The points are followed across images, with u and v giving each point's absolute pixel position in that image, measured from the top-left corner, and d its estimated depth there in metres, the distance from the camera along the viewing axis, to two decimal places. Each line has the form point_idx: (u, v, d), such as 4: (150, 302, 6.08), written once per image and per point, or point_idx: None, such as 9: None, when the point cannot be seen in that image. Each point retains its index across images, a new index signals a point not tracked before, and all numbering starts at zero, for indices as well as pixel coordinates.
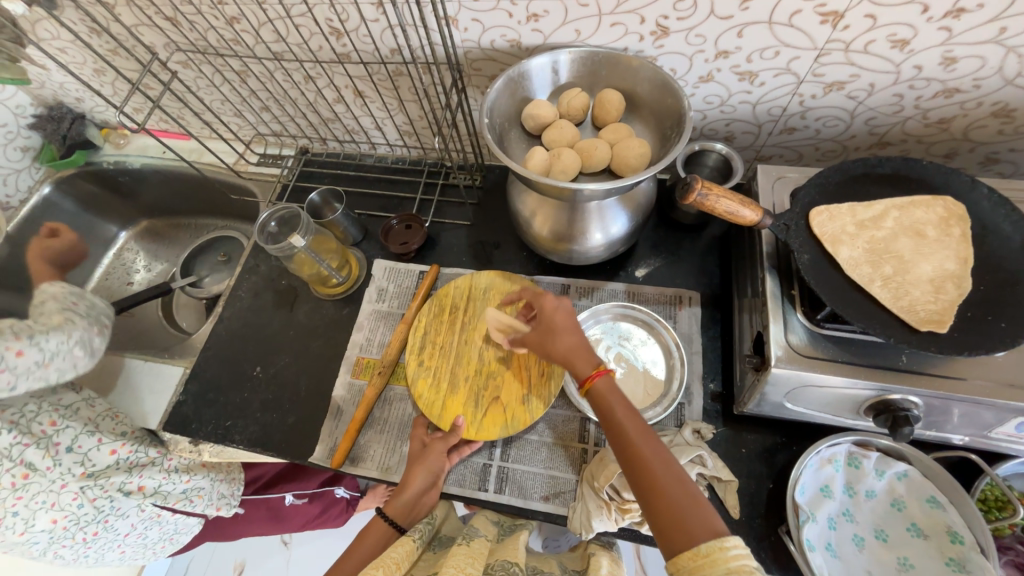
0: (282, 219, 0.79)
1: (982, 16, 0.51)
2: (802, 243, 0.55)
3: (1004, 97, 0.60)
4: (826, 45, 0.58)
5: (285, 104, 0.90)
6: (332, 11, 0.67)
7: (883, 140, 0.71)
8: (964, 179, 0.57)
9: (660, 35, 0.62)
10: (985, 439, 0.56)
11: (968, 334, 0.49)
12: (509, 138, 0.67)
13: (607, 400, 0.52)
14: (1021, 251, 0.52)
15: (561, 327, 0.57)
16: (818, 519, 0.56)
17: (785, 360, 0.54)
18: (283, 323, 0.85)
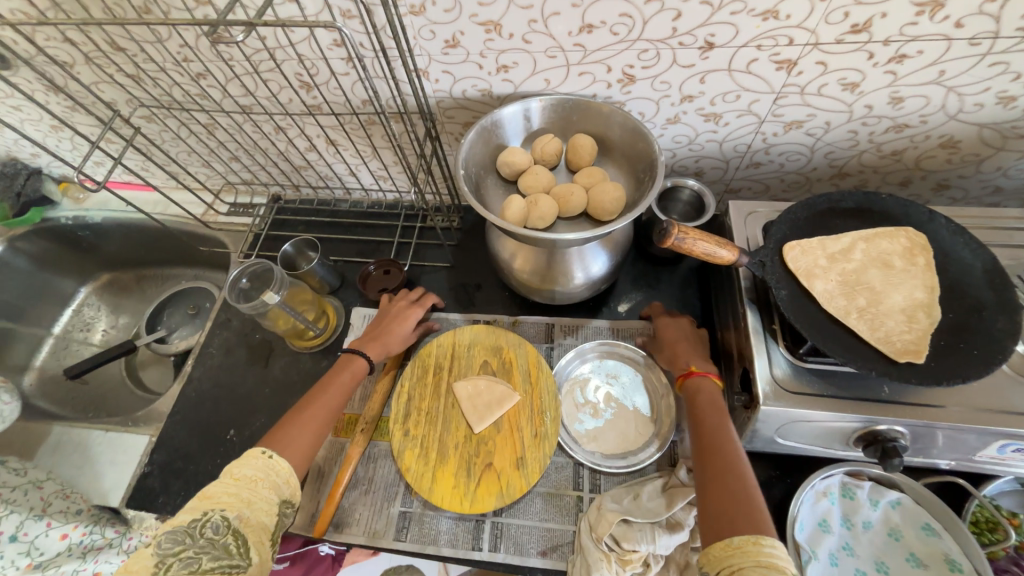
0: (253, 274, 0.75)
1: (922, 61, 0.55)
2: (778, 279, 0.56)
3: (949, 130, 0.64)
4: (783, 89, 0.61)
5: (255, 153, 0.89)
6: (302, 67, 0.67)
7: (843, 171, 0.74)
8: (922, 210, 0.59)
9: (627, 82, 0.64)
10: (969, 462, 0.57)
11: (945, 363, 0.50)
12: (485, 185, 0.67)
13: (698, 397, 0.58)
14: (982, 277, 0.54)
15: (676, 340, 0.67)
16: (820, 557, 0.55)
17: (772, 397, 0.54)
18: (258, 380, 0.81)
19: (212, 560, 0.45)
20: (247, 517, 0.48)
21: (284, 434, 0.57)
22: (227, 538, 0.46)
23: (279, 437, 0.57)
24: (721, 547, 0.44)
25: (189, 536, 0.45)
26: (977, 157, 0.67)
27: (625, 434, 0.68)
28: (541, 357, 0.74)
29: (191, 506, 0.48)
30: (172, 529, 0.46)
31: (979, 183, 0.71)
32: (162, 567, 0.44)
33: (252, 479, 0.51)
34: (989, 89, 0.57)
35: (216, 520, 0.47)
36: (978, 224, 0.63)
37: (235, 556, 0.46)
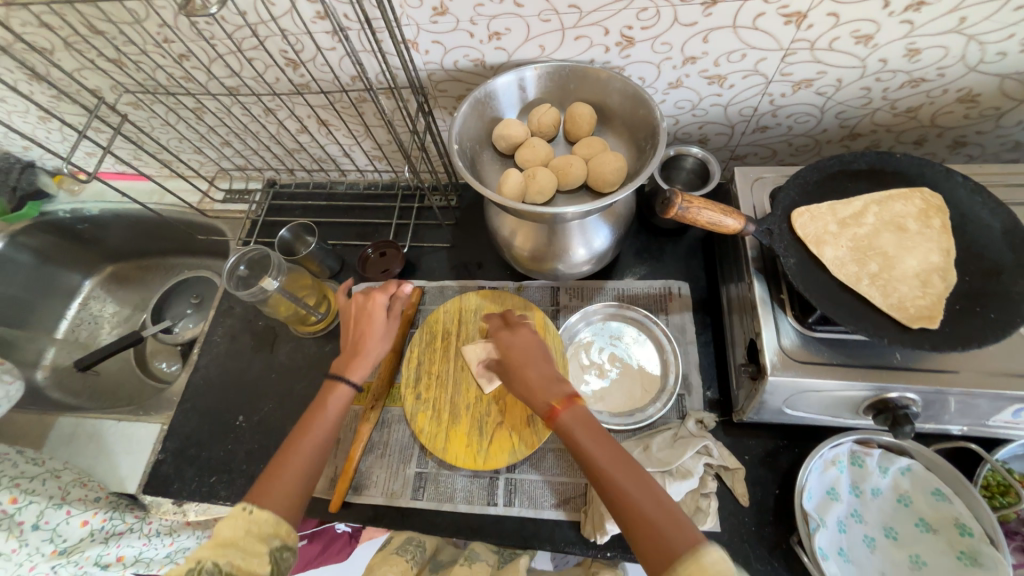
0: (251, 261, 0.75)
1: (942, 7, 0.51)
2: (786, 247, 0.54)
3: (968, 83, 0.60)
4: (791, 45, 0.58)
5: (246, 137, 0.87)
6: (286, 43, 0.64)
7: (854, 131, 0.71)
8: (938, 169, 0.57)
9: (626, 45, 0.60)
10: (982, 427, 0.56)
11: (960, 328, 0.48)
12: (481, 160, 0.65)
13: (570, 432, 0.48)
14: (1001, 237, 0.52)
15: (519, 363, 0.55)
16: (828, 525, 0.55)
17: (780, 367, 0.53)
18: (263, 366, 0.81)
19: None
20: (240, 562, 0.43)
21: (265, 481, 0.49)
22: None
23: (263, 497, 0.48)
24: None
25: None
26: (997, 111, 0.64)
27: (635, 391, 0.68)
28: (548, 319, 0.73)
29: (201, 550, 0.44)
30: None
31: (998, 139, 0.68)
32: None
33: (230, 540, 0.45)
34: (1014, 35, 0.54)
35: (211, 568, 0.42)
36: (997, 181, 0.61)
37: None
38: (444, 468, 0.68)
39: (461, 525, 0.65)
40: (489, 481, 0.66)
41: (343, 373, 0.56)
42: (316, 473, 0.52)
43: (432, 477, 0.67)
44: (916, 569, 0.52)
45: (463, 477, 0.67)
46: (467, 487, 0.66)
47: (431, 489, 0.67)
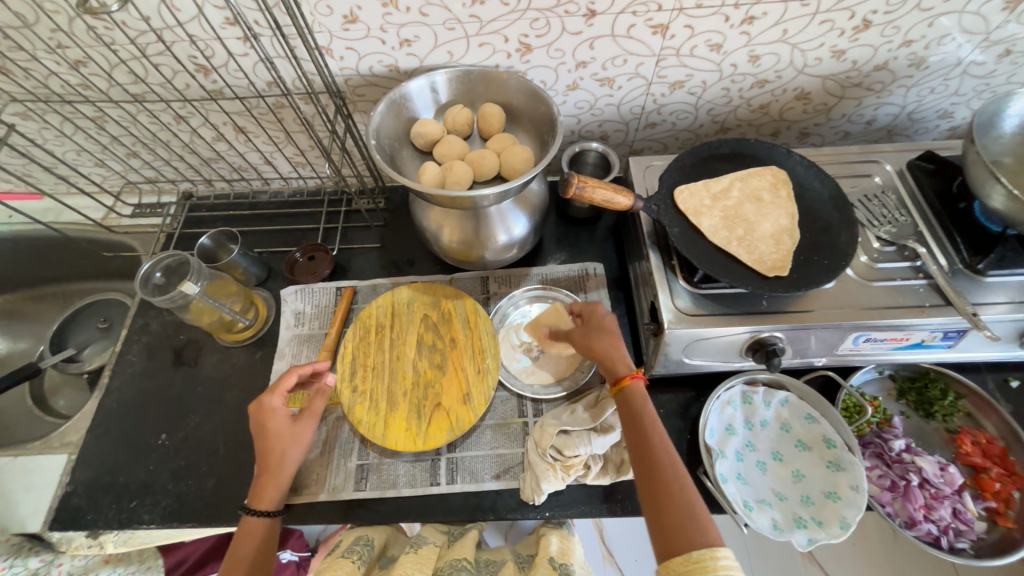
0: (167, 268, 0.73)
1: (768, 21, 0.64)
2: (671, 219, 0.64)
3: (800, 84, 0.75)
4: (661, 51, 0.68)
5: (156, 147, 0.84)
6: (195, 48, 0.65)
7: (724, 126, 0.84)
8: (781, 151, 0.69)
9: (525, 51, 0.68)
10: (837, 357, 0.68)
11: (803, 274, 0.60)
12: (402, 157, 0.70)
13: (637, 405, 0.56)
14: (830, 201, 0.65)
15: (607, 329, 0.62)
16: (728, 455, 0.64)
17: (674, 321, 0.62)
18: (186, 380, 0.77)
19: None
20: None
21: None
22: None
23: None
24: (680, 560, 0.45)
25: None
26: (826, 106, 0.79)
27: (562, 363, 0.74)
28: (479, 306, 0.78)
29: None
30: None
31: (831, 129, 0.84)
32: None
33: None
34: (824, 44, 0.68)
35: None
36: (830, 160, 0.75)
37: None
38: (386, 457, 0.69)
39: (407, 508, 0.66)
40: (431, 464, 0.68)
41: (256, 500, 0.58)
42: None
43: (374, 467, 0.68)
44: (797, 482, 0.62)
45: (405, 463, 0.69)
46: (410, 472, 0.68)
47: (374, 479, 0.68)
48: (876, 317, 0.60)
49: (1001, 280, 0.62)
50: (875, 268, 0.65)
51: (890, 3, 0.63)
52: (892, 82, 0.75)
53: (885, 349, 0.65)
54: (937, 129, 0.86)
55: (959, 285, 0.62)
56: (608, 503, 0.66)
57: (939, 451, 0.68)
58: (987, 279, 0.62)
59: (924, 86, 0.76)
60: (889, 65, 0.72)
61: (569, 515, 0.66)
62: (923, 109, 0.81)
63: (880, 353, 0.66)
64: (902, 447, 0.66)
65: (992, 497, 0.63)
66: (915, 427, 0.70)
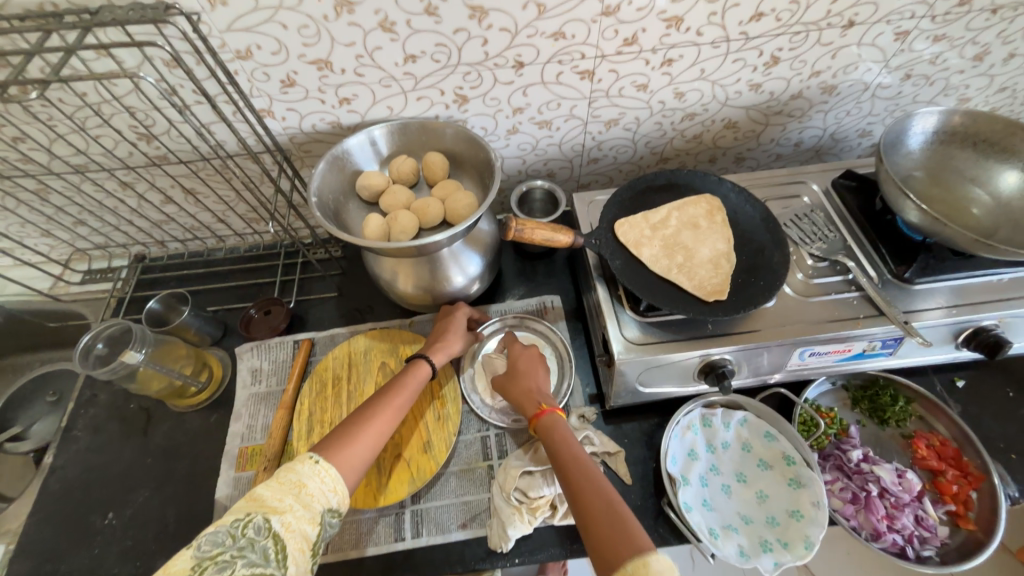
0: (110, 338, 0.72)
1: (686, 63, 0.69)
2: (612, 251, 0.66)
3: (726, 115, 0.79)
4: (592, 94, 0.72)
5: (103, 214, 0.84)
6: (134, 118, 0.66)
7: (663, 156, 0.87)
8: (713, 180, 0.73)
9: (462, 101, 0.71)
10: (789, 373, 0.69)
11: (741, 296, 0.62)
12: (348, 210, 0.71)
13: (552, 437, 0.59)
14: (761, 224, 0.68)
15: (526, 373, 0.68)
16: (691, 481, 0.64)
17: (624, 352, 0.63)
18: (137, 452, 0.74)
19: (247, 565, 0.43)
20: (290, 521, 0.47)
21: (339, 441, 0.56)
22: (267, 541, 0.45)
23: (327, 441, 0.56)
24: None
25: (230, 537, 0.44)
26: (754, 133, 0.84)
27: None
28: None
29: (237, 506, 0.48)
30: (212, 531, 0.45)
31: (764, 153, 0.89)
32: (197, 570, 0.42)
33: (298, 483, 0.51)
34: (741, 79, 0.73)
35: (259, 522, 0.46)
36: (761, 183, 0.79)
37: (270, 564, 0.45)
38: (348, 516, 0.67)
39: (371, 568, 0.64)
40: (395, 518, 0.66)
41: (417, 363, 0.67)
42: (382, 445, 0.59)
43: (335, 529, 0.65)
44: (762, 503, 0.62)
45: (368, 519, 0.66)
46: (372, 529, 0.66)
47: (334, 541, 0.65)
48: (816, 332, 0.62)
49: (928, 287, 0.65)
50: (811, 284, 0.67)
51: (793, 41, 0.68)
52: (810, 109, 0.81)
53: (831, 361, 0.67)
54: (861, 147, 0.91)
55: (890, 295, 0.65)
56: (578, 544, 0.65)
57: (898, 458, 0.69)
58: (915, 287, 0.65)
59: (841, 110, 0.82)
60: (804, 94, 0.77)
61: (539, 560, 0.64)
62: (843, 130, 0.86)
63: (828, 365, 0.68)
64: (860, 457, 0.67)
65: (951, 500, 0.64)
66: (872, 435, 0.71)
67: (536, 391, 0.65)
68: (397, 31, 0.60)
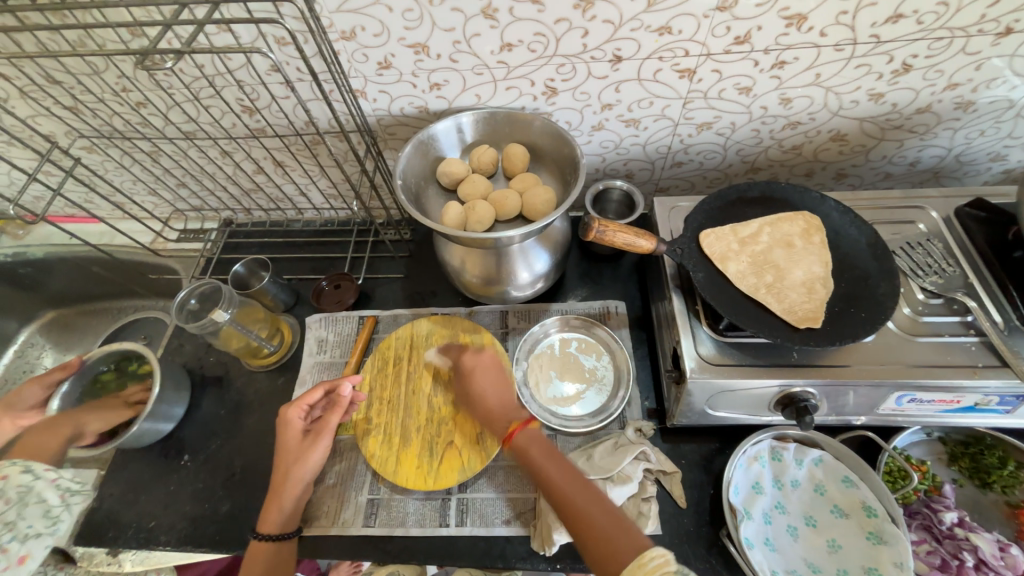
0: (202, 295, 0.78)
1: (800, 65, 0.63)
2: (696, 263, 0.62)
3: (835, 126, 0.72)
4: (688, 94, 0.68)
5: (203, 179, 0.90)
6: (242, 92, 0.70)
7: (754, 166, 0.81)
8: (815, 197, 0.67)
9: (551, 94, 0.69)
10: (878, 416, 0.63)
11: (837, 327, 0.57)
12: (427, 195, 0.71)
13: (528, 450, 0.58)
14: (867, 250, 0.62)
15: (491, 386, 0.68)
16: (754, 516, 0.60)
17: (697, 370, 0.59)
18: (213, 402, 0.80)
19: None
20: None
21: None
22: None
23: None
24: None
25: None
26: (864, 147, 0.76)
27: (579, 406, 0.72)
28: (497, 341, 0.78)
29: None
30: None
31: (870, 170, 0.81)
32: None
33: None
34: (861, 87, 0.66)
35: None
36: (867, 204, 0.71)
37: None
38: (397, 494, 0.68)
39: (415, 548, 0.65)
40: (441, 503, 0.67)
41: (265, 516, 0.62)
42: None
43: (385, 503, 0.67)
44: (833, 553, 0.57)
45: (415, 500, 0.68)
46: (419, 511, 0.67)
47: (381, 514, 0.67)
48: (922, 377, 0.56)
49: None
50: (919, 322, 0.60)
51: (932, 47, 0.60)
52: (937, 125, 0.72)
53: (933, 410, 0.60)
54: (990, 172, 0.80)
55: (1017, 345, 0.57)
56: None
57: (1000, 528, 0.61)
58: None
59: (974, 129, 0.72)
60: (933, 108, 0.69)
61: (580, 570, 0.62)
62: (971, 152, 0.76)
63: (928, 414, 0.61)
64: (954, 521, 0.59)
65: None
66: (970, 499, 0.63)
67: (508, 410, 0.65)
68: (498, 19, 0.59)
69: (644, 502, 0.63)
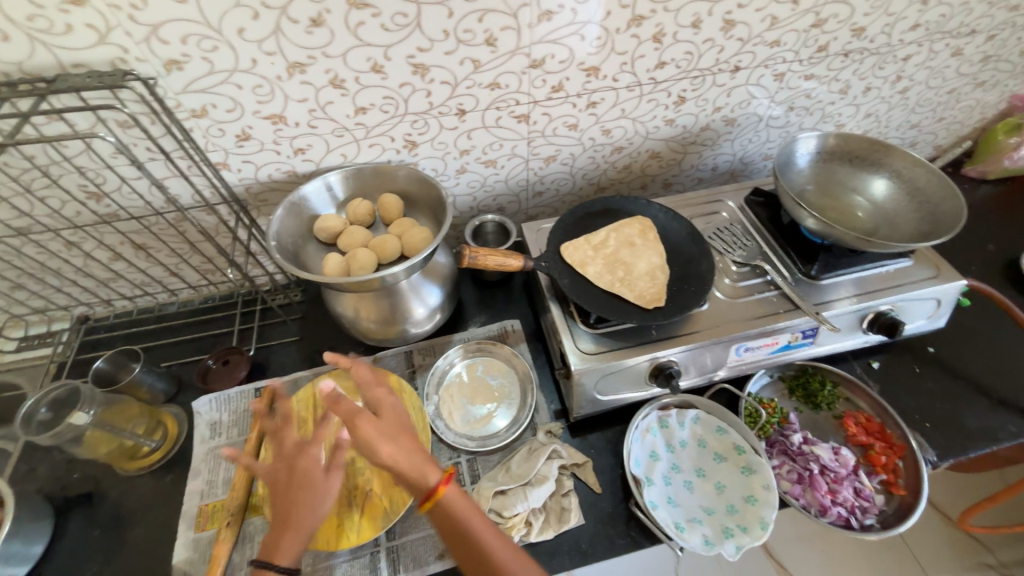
0: (54, 402, 0.69)
1: (607, 104, 0.79)
2: (561, 272, 0.72)
3: (649, 147, 0.90)
4: (529, 135, 0.81)
5: (45, 276, 0.81)
6: (85, 178, 0.67)
7: (601, 186, 0.96)
8: (645, 204, 0.82)
9: (412, 147, 0.77)
10: (729, 370, 0.76)
11: (676, 302, 0.69)
12: (306, 252, 0.73)
13: (457, 511, 0.55)
14: (688, 238, 0.77)
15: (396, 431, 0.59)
16: (655, 481, 0.68)
17: (580, 362, 0.67)
18: (82, 525, 0.69)
19: None
20: None
21: None
22: None
23: None
24: None
25: None
26: (676, 161, 0.95)
27: (492, 423, 0.76)
28: (403, 380, 0.79)
29: None
30: None
31: (687, 178, 1.01)
32: None
33: None
34: (656, 116, 0.84)
35: None
36: (685, 204, 0.89)
37: None
38: (320, 562, 0.64)
39: None
40: (370, 558, 0.65)
41: (277, 555, 0.56)
42: None
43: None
44: (721, 493, 0.67)
45: (342, 563, 0.64)
46: (348, 573, 0.64)
47: None
48: (745, 328, 0.70)
49: (832, 282, 0.75)
50: (737, 287, 0.76)
51: (693, 83, 0.80)
52: (719, 138, 0.93)
53: (764, 354, 0.75)
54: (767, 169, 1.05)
55: (802, 291, 0.75)
56: (556, 558, 0.65)
57: (834, 437, 0.76)
58: (822, 282, 0.75)
59: (744, 138, 0.95)
60: (711, 126, 0.90)
61: None
62: (749, 155, 0.99)
63: (762, 358, 0.75)
64: (801, 440, 0.73)
65: (882, 469, 0.71)
66: (810, 420, 0.78)
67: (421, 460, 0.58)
68: (346, 88, 0.66)
69: (563, 496, 0.68)
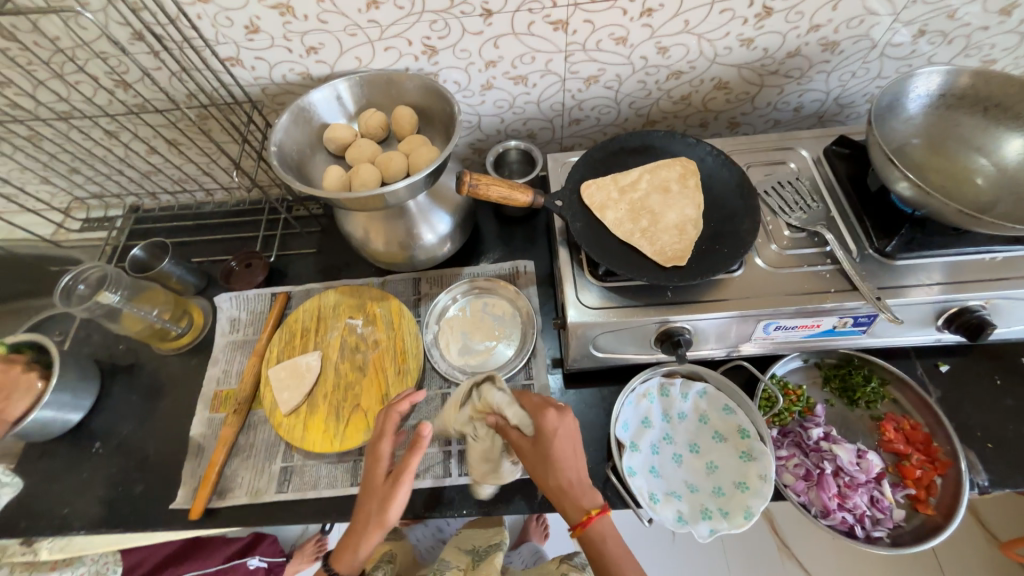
0: (92, 280, 0.78)
1: (667, 13, 0.65)
2: (574, 213, 0.64)
3: (716, 74, 0.74)
4: (567, 47, 0.69)
5: (95, 163, 0.86)
6: (108, 65, 0.67)
7: (650, 118, 0.83)
8: (693, 144, 0.69)
9: (431, 53, 0.69)
10: (754, 347, 0.67)
11: (701, 263, 0.60)
12: (314, 163, 0.71)
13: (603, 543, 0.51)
14: (735, 190, 0.65)
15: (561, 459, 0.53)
16: (641, 448, 0.64)
17: (577, 315, 0.62)
18: (125, 389, 0.79)
19: None
20: None
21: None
22: None
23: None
24: None
25: None
26: (748, 94, 0.79)
27: (485, 360, 0.75)
28: (405, 307, 0.79)
29: None
30: None
31: (759, 118, 0.84)
32: None
33: None
34: (729, 33, 0.68)
35: None
36: (745, 149, 0.74)
37: None
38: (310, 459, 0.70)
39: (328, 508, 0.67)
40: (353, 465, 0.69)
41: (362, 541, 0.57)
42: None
43: (297, 469, 0.69)
44: (711, 474, 0.62)
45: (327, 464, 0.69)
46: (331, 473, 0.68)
47: (294, 479, 0.68)
48: (780, 304, 0.60)
49: (911, 264, 0.61)
50: (785, 255, 0.64)
51: None
52: (810, 69, 0.75)
53: (798, 336, 0.65)
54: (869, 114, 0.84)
55: (868, 270, 0.62)
56: (525, 500, 0.66)
57: (864, 439, 0.67)
58: (896, 263, 0.61)
59: (845, 71, 0.75)
60: (802, 51, 0.71)
61: (486, 513, 0.65)
62: (848, 94, 0.80)
63: (796, 340, 0.65)
64: (821, 436, 0.65)
65: (912, 484, 0.62)
66: (839, 416, 0.68)
67: (572, 485, 0.52)
68: None
69: None
